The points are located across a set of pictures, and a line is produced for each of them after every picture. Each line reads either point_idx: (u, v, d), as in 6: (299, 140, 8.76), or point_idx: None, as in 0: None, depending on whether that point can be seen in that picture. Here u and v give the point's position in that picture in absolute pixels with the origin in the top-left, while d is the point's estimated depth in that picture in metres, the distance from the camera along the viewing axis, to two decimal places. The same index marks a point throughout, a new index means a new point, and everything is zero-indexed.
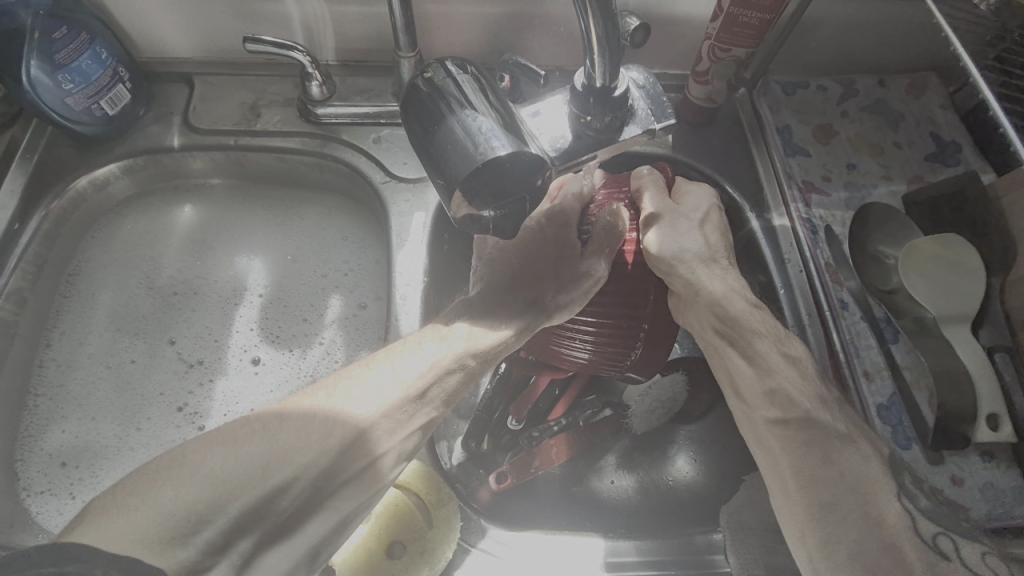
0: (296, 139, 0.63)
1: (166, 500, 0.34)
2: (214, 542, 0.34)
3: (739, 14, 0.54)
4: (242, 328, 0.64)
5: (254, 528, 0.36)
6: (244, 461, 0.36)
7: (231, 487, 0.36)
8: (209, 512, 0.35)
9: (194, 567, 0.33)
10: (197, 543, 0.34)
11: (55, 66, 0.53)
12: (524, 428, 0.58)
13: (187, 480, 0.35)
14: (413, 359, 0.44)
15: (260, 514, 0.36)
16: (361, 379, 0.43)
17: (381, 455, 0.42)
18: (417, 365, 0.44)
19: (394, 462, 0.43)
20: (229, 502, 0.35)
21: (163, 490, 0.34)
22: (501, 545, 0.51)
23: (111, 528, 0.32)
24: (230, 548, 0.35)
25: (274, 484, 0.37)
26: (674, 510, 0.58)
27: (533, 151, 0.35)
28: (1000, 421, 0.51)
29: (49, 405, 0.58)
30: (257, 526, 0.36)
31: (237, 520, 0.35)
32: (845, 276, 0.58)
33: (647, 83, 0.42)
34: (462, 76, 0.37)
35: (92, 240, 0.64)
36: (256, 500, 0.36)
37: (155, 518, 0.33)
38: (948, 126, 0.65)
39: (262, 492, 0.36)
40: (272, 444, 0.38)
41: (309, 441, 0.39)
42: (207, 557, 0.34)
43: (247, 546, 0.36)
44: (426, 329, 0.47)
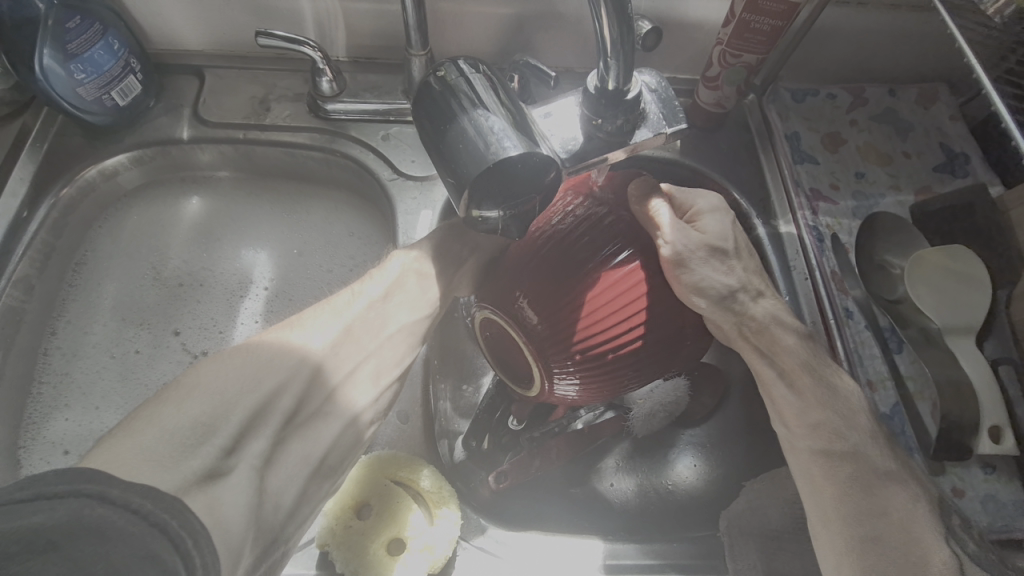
0: (304, 134, 0.63)
1: (171, 417, 0.35)
2: (228, 446, 0.36)
3: (751, 20, 0.54)
4: (247, 320, 0.64)
5: (262, 429, 0.39)
6: (234, 372, 0.39)
7: (229, 394, 0.38)
8: (216, 421, 0.37)
9: (212, 469, 0.35)
10: (212, 448, 0.35)
11: (68, 55, 0.54)
12: (525, 428, 0.58)
13: (188, 399, 0.36)
14: (363, 288, 0.48)
15: (261, 415, 0.39)
16: (310, 320, 0.45)
17: (348, 378, 0.45)
18: (374, 288, 0.49)
19: (372, 386, 0.47)
20: (230, 409, 0.38)
21: (166, 409, 0.36)
22: (499, 544, 0.51)
23: (127, 446, 0.32)
24: (243, 450, 0.38)
25: (264, 393, 0.40)
26: (674, 513, 0.58)
27: (545, 151, 0.35)
28: (1004, 434, 0.51)
29: (53, 393, 0.59)
30: (265, 427, 0.39)
31: (243, 423, 0.38)
32: (851, 284, 0.58)
33: (658, 87, 0.42)
34: (474, 75, 0.37)
35: (100, 229, 0.64)
36: (256, 403, 0.39)
37: (167, 433, 0.34)
38: (957, 137, 0.65)
39: (258, 395, 0.39)
40: (252, 356, 0.41)
41: (282, 357, 0.42)
42: (227, 460, 0.36)
43: (260, 448, 0.39)
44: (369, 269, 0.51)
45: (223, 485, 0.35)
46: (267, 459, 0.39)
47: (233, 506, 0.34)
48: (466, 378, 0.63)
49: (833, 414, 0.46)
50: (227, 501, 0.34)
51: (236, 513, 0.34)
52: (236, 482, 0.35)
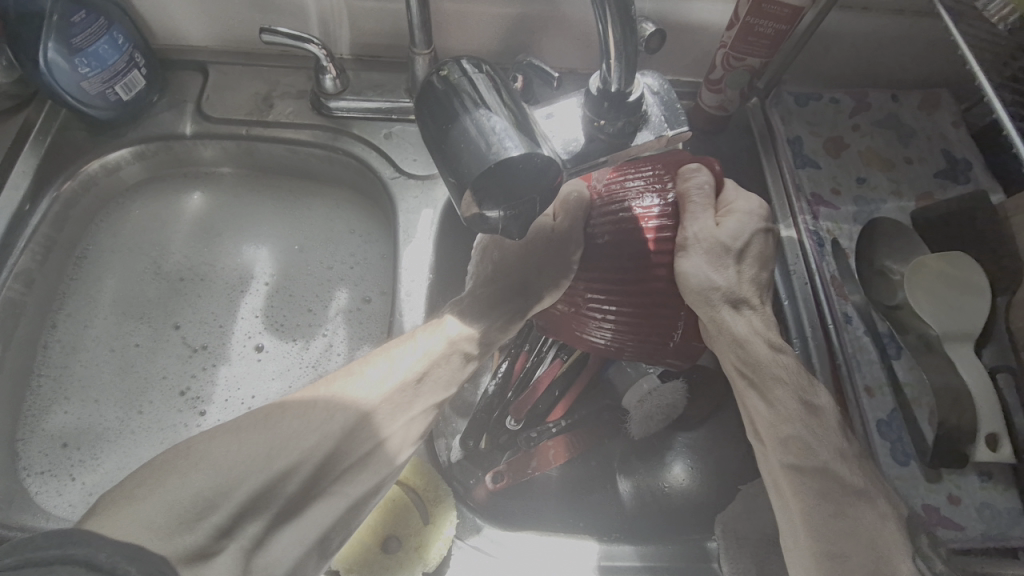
0: (307, 132, 0.64)
1: (175, 488, 0.35)
2: (222, 525, 0.36)
3: (755, 24, 0.54)
4: (247, 315, 0.64)
5: (260, 513, 0.38)
6: (249, 448, 0.39)
7: (238, 474, 0.38)
8: (219, 497, 0.37)
9: (202, 550, 0.35)
10: (207, 525, 0.35)
11: (72, 49, 0.54)
12: (522, 429, 0.58)
13: (194, 469, 0.37)
14: (406, 356, 0.46)
15: (266, 497, 0.39)
16: (348, 379, 0.44)
17: (384, 440, 0.44)
18: (411, 361, 0.46)
19: (404, 448, 0.45)
20: (232, 491, 0.37)
21: (171, 478, 0.36)
22: (493, 543, 0.51)
23: (132, 511, 0.34)
24: (239, 532, 0.37)
25: (280, 469, 0.39)
26: (670, 516, 0.58)
27: (545, 153, 0.35)
28: (999, 441, 0.51)
29: (52, 385, 0.59)
30: (265, 510, 0.38)
31: (242, 504, 0.37)
32: (850, 290, 0.58)
33: (661, 89, 0.42)
34: (476, 74, 0.37)
35: (102, 223, 0.65)
36: (259, 487, 0.38)
37: (167, 506, 0.34)
38: (959, 144, 0.65)
39: (268, 474, 0.38)
40: (269, 434, 0.40)
41: (307, 434, 0.41)
42: (219, 540, 0.36)
43: (256, 530, 0.38)
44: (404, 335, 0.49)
45: (212, 565, 0.35)
46: (258, 542, 0.38)
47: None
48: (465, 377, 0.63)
49: (829, 418, 0.46)
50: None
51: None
52: (224, 561, 0.35)
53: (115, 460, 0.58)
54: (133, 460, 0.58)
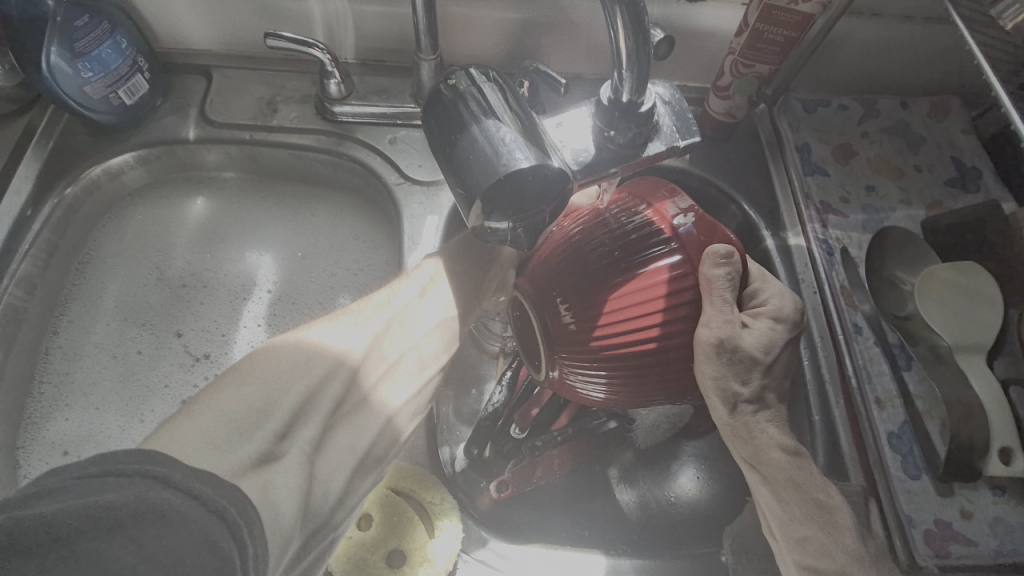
0: (311, 137, 0.63)
1: (227, 401, 0.36)
2: (279, 432, 0.37)
3: (765, 30, 0.54)
4: (250, 323, 0.64)
5: (313, 415, 0.39)
6: (286, 360, 0.40)
7: (284, 380, 0.39)
8: (271, 407, 0.37)
9: (265, 454, 0.35)
10: (265, 433, 0.36)
11: (75, 53, 0.53)
12: (528, 437, 0.56)
13: (241, 385, 0.37)
14: (407, 284, 0.49)
15: (311, 401, 0.40)
16: (351, 316, 0.46)
17: (392, 369, 0.46)
18: (410, 288, 0.49)
19: (418, 374, 0.47)
20: (283, 396, 0.38)
21: (220, 396, 0.36)
22: (500, 557, 0.50)
23: (188, 432, 0.32)
24: (295, 436, 0.38)
25: (316, 379, 0.40)
26: (676, 527, 0.58)
27: (556, 164, 0.34)
28: (1013, 456, 0.50)
29: (53, 392, 0.58)
30: (314, 415, 0.40)
31: (293, 411, 0.38)
32: (860, 299, 0.57)
33: (672, 99, 0.41)
34: (485, 83, 0.36)
35: (104, 228, 0.64)
36: (303, 394, 0.39)
37: (223, 417, 0.34)
38: (969, 151, 0.64)
39: (307, 383, 0.40)
40: (302, 345, 0.41)
41: (332, 349, 0.42)
42: (279, 445, 0.36)
43: (311, 435, 0.39)
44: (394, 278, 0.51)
45: (277, 467, 0.35)
46: (316, 445, 0.39)
47: (286, 489, 0.34)
48: (469, 385, 0.63)
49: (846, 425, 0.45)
50: (283, 480, 0.34)
51: (290, 496, 0.34)
52: (288, 465, 0.35)
53: None
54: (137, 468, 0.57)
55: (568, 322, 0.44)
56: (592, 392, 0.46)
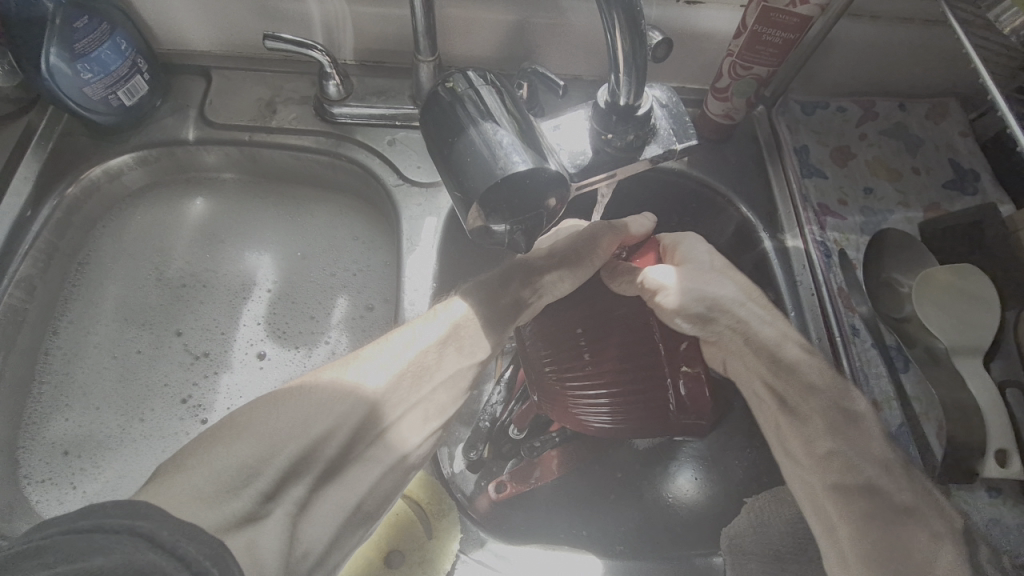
0: (310, 138, 0.63)
1: (223, 458, 0.36)
2: (267, 491, 0.36)
3: (763, 32, 0.54)
4: (249, 323, 0.64)
5: (303, 475, 0.39)
6: (287, 412, 0.39)
7: (280, 436, 0.38)
8: (261, 464, 0.37)
9: (250, 514, 0.35)
10: (252, 492, 0.36)
11: (75, 55, 0.53)
12: (526, 438, 0.57)
13: (236, 441, 0.37)
14: (427, 329, 0.47)
15: (307, 459, 0.39)
16: (369, 360, 0.45)
17: (403, 417, 0.44)
18: (430, 333, 0.47)
19: (424, 422, 0.46)
20: (276, 454, 0.38)
21: (216, 449, 0.37)
22: (499, 558, 0.49)
23: (175, 487, 0.33)
24: (284, 494, 0.38)
25: (314, 436, 0.40)
26: (673, 527, 0.58)
27: (554, 167, 0.34)
28: (1010, 458, 0.50)
29: (53, 392, 0.58)
30: (306, 473, 0.39)
31: (284, 470, 0.38)
32: (857, 301, 0.57)
33: (670, 102, 0.41)
34: (482, 86, 0.36)
35: (104, 228, 0.64)
36: (300, 450, 0.39)
37: (214, 475, 0.35)
38: (967, 153, 0.64)
39: (306, 439, 0.39)
40: (309, 391, 0.41)
41: (342, 397, 0.42)
42: (265, 505, 0.36)
43: (299, 494, 0.38)
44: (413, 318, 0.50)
45: (259, 528, 0.35)
46: (302, 506, 0.39)
47: (267, 550, 0.34)
48: (469, 386, 0.63)
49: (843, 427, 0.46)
50: (264, 543, 0.34)
51: (271, 553, 0.34)
52: (271, 525, 0.36)
53: (117, 468, 0.57)
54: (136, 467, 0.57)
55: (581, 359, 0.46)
56: (598, 420, 0.47)
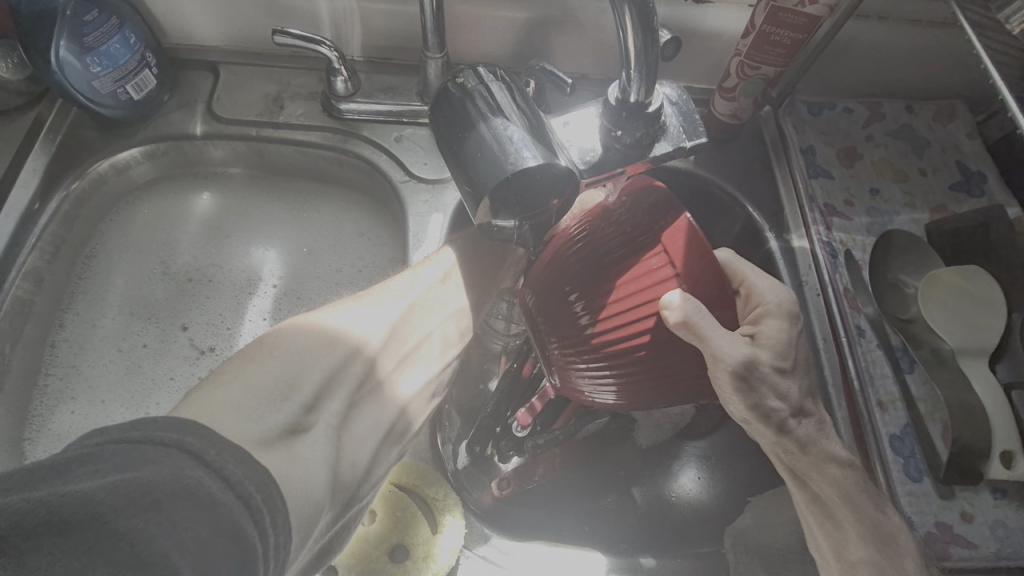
0: (317, 133, 0.63)
1: (258, 375, 0.35)
2: (307, 404, 0.36)
3: (771, 33, 0.54)
4: (255, 317, 0.64)
5: (336, 392, 0.39)
6: (310, 336, 0.40)
7: (310, 359, 0.38)
8: (296, 381, 0.37)
9: (292, 429, 0.34)
10: (293, 405, 0.36)
11: (84, 48, 0.53)
12: (529, 435, 0.55)
13: (266, 358, 0.37)
14: (423, 273, 0.49)
15: (336, 380, 0.40)
16: (370, 304, 0.46)
17: (405, 361, 0.46)
18: (426, 277, 0.49)
19: (437, 357, 0.48)
20: (306, 374, 0.38)
21: (249, 367, 0.36)
22: (504, 554, 0.50)
23: (219, 399, 0.32)
24: (321, 410, 0.38)
25: (340, 356, 0.41)
26: (676, 526, 0.58)
27: (564, 164, 0.34)
28: (1016, 459, 0.50)
29: (59, 384, 0.58)
30: (338, 391, 0.39)
31: (320, 387, 0.38)
32: (863, 302, 0.57)
33: (679, 100, 0.41)
34: (493, 82, 0.37)
35: (111, 222, 0.65)
36: (329, 371, 0.39)
37: (252, 389, 0.34)
38: (974, 156, 0.64)
39: (334, 357, 0.40)
40: (330, 325, 0.42)
41: (349, 334, 0.42)
42: (306, 418, 0.36)
43: (336, 409, 0.39)
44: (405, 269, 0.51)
45: (303, 440, 0.35)
46: (341, 420, 0.39)
47: (316, 462, 0.34)
48: (473, 383, 0.63)
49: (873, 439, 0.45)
50: (307, 454, 0.34)
51: (317, 464, 0.34)
52: (315, 438, 0.35)
53: None
54: None
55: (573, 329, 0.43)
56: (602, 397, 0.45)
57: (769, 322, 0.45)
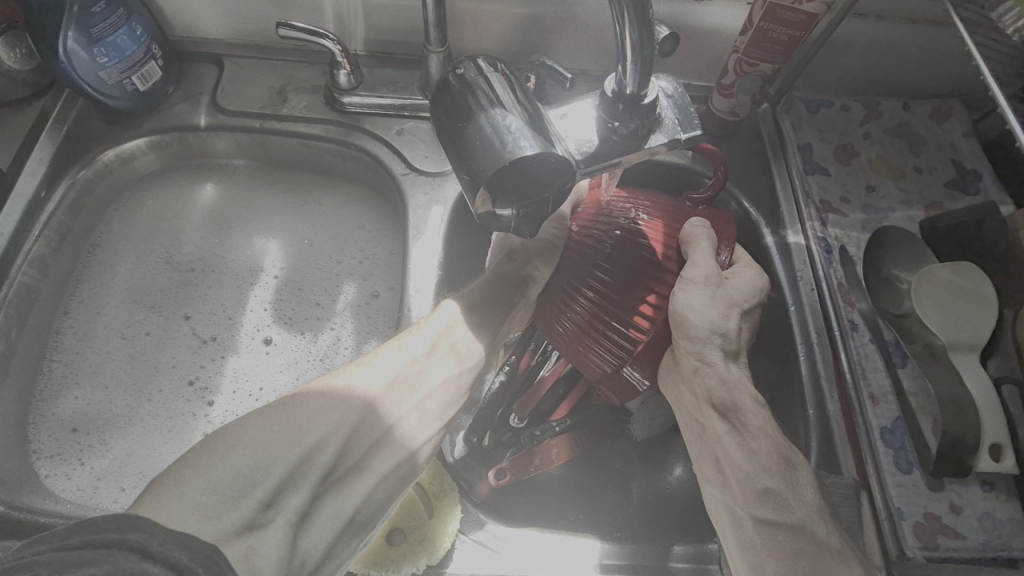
0: (320, 126, 0.64)
1: (218, 469, 0.36)
2: (266, 499, 0.37)
3: (768, 30, 0.55)
4: (257, 308, 0.65)
5: (301, 485, 0.39)
6: (281, 424, 0.40)
7: (276, 445, 0.39)
8: (259, 473, 0.38)
9: (250, 522, 0.35)
10: (252, 501, 0.36)
11: (91, 39, 0.54)
12: (527, 426, 0.58)
13: (231, 454, 0.37)
14: (416, 339, 0.49)
15: (303, 469, 0.40)
16: (353, 373, 0.46)
17: (395, 424, 0.45)
18: (418, 343, 0.49)
19: (425, 426, 0.46)
20: (270, 468, 0.38)
21: (213, 462, 0.37)
22: (498, 540, 0.51)
23: (176, 502, 0.34)
24: (281, 503, 0.38)
25: (310, 444, 0.40)
26: (671, 516, 0.59)
27: (560, 153, 0.35)
28: (1004, 452, 0.51)
29: (63, 370, 0.59)
30: (303, 482, 0.39)
31: (282, 479, 0.38)
32: (857, 297, 0.58)
33: (675, 92, 0.42)
34: (492, 73, 0.37)
35: (116, 211, 0.66)
36: (295, 461, 0.39)
37: (211, 486, 0.35)
38: (970, 154, 0.65)
39: (302, 447, 0.40)
40: (310, 401, 0.42)
41: (328, 407, 0.42)
42: (263, 514, 0.36)
43: (298, 502, 0.39)
44: (411, 325, 0.51)
45: (260, 535, 0.36)
46: (302, 515, 0.39)
47: (266, 558, 0.35)
48: None
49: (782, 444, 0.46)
50: (263, 550, 0.35)
51: (269, 561, 0.35)
52: (272, 533, 0.36)
53: (125, 446, 0.58)
54: (143, 447, 0.58)
55: (603, 285, 0.48)
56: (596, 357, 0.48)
57: (740, 273, 0.51)
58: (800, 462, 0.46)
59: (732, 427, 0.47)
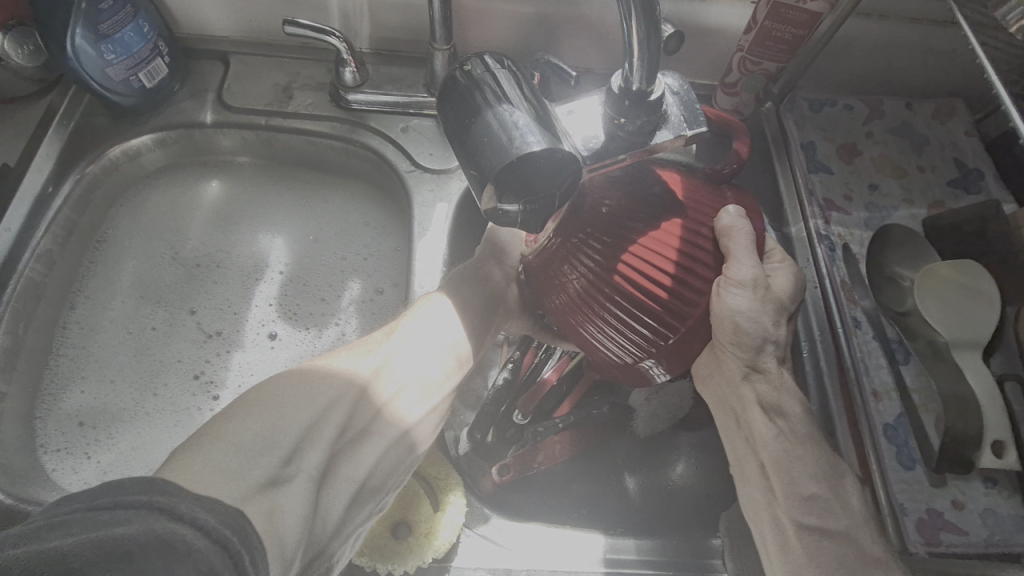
0: (325, 123, 0.64)
1: (238, 430, 0.37)
2: (286, 458, 0.37)
3: (772, 29, 0.55)
4: (262, 304, 0.65)
5: (317, 442, 0.40)
6: (289, 390, 0.41)
7: (291, 405, 0.40)
8: (277, 434, 0.38)
9: (273, 478, 0.36)
10: (271, 458, 0.37)
11: (99, 36, 0.55)
12: (530, 423, 0.59)
13: (245, 416, 0.38)
14: (410, 319, 0.50)
15: (314, 431, 0.40)
16: (350, 353, 0.47)
17: (396, 396, 0.45)
18: (412, 323, 0.49)
19: (425, 399, 0.47)
20: (284, 427, 0.38)
21: (229, 425, 0.37)
22: (503, 534, 0.51)
23: (197, 461, 0.34)
24: (302, 459, 0.38)
25: (317, 408, 0.41)
26: (675, 512, 0.59)
27: (567, 148, 0.35)
28: (1006, 448, 0.51)
29: (69, 365, 0.60)
30: (319, 441, 0.40)
31: (297, 437, 0.39)
32: (860, 295, 0.58)
33: (681, 89, 0.42)
34: (499, 69, 0.38)
35: (121, 207, 0.66)
36: (305, 424, 0.39)
37: (233, 448, 0.36)
38: (972, 153, 0.65)
39: (311, 410, 0.40)
40: (312, 372, 0.43)
41: (332, 376, 0.43)
42: (286, 469, 0.37)
43: (317, 460, 0.39)
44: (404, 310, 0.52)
45: (283, 491, 0.36)
46: (322, 473, 0.39)
47: (293, 515, 0.35)
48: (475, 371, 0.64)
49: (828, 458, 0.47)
50: (287, 506, 0.35)
51: (293, 519, 0.35)
52: (296, 489, 0.36)
53: (131, 441, 0.58)
54: (149, 441, 0.58)
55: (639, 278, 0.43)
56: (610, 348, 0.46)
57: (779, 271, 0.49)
58: (851, 473, 0.47)
59: (779, 433, 0.47)
